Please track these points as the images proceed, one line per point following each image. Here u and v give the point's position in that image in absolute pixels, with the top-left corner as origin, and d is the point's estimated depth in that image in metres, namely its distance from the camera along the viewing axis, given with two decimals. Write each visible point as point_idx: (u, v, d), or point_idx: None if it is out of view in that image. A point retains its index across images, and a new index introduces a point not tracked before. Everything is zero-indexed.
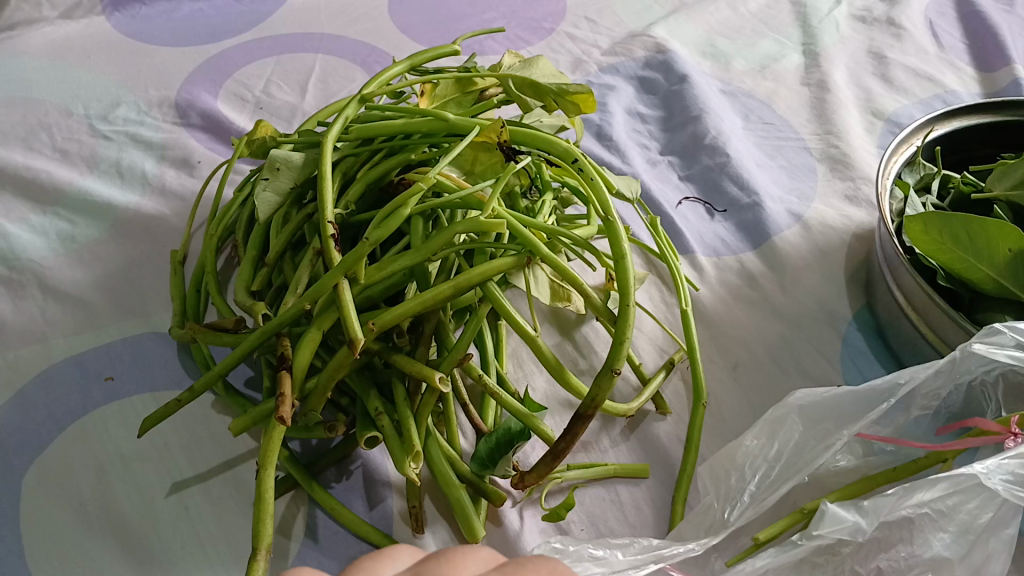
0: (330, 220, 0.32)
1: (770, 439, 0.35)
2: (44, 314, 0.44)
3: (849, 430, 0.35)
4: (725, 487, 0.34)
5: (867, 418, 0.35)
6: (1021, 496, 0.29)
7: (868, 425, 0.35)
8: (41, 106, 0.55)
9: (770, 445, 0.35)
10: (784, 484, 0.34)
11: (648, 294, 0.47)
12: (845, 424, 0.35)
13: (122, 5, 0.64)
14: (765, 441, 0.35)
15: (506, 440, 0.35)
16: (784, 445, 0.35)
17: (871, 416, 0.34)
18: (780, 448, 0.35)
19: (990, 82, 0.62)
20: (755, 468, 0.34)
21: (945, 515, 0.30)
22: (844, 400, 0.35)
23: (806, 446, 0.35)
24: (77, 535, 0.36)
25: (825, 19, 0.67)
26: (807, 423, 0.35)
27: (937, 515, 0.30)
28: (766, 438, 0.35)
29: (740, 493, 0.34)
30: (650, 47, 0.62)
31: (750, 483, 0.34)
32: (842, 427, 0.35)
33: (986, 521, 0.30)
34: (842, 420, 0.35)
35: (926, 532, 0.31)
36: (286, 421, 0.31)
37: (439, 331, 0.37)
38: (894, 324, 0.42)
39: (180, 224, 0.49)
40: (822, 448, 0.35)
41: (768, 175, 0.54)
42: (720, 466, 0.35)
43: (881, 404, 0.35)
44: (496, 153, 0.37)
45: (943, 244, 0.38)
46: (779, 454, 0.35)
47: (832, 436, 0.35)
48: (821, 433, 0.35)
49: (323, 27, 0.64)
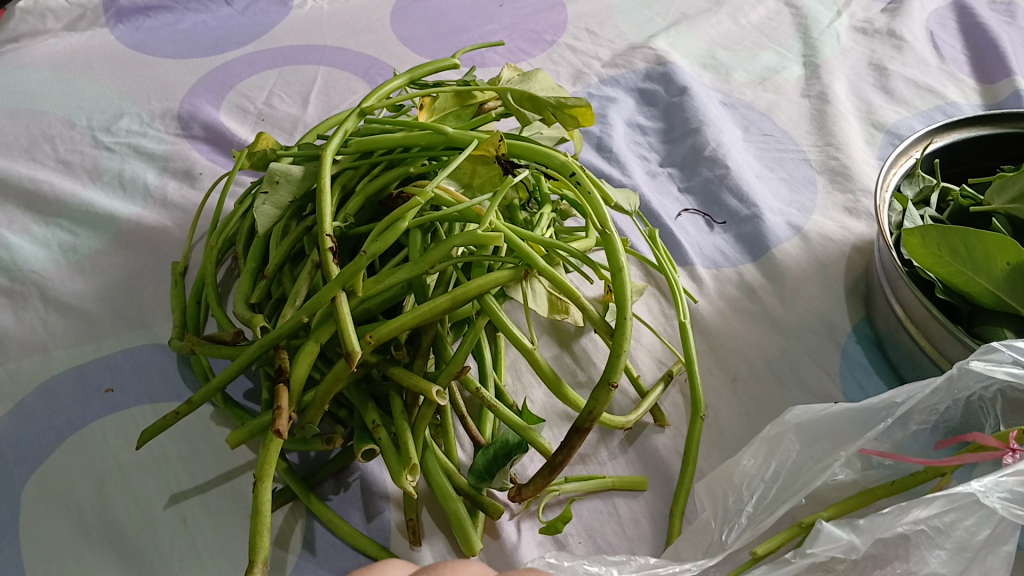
0: (329, 233, 0.32)
1: (767, 458, 0.35)
2: (45, 325, 0.45)
3: (847, 449, 0.35)
4: (723, 507, 0.34)
5: (865, 437, 0.34)
6: (1019, 515, 0.29)
7: (869, 441, 0.35)
8: (44, 117, 0.55)
9: (768, 464, 0.35)
10: (782, 505, 0.34)
11: (647, 306, 0.47)
12: (843, 444, 0.35)
13: (126, 16, 0.64)
14: (763, 460, 0.35)
15: (504, 453, 0.35)
16: (782, 464, 0.35)
17: (870, 434, 0.34)
18: (777, 467, 0.35)
19: (991, 94, 0.62)
20: (752, 488, 0.34)
21: (942, 532, 0.30)
22: (842, 418, 0.35)
23: (804, 466, 0.35)
24: (75, 547, 0.36)
25: (827, 30, 0.67)
26: (805, 441, 0.35)
27: (933, 532, 0.30)
28: (763, 457, 0.35)
29: (738, 514, 0.34)
30: (651, 59, 0.62)
31: (747, 503, 0.34)
32: (840, 447, 0.35)
33: (984, 538, 0.30)
34: (840, 439, 0.35)
35: (923, 549, 0.30)
36: (283, 434, 0.31)
37: (438, 343, 0.37)
38: (893, 337, 0.42)
39: (181, 236, 0.49)
40: (819, 469, 0.34)
41: (768, 187, 0.54)
42: (718, 485, 0.35)
43: (879, 423, 0.34)
44: (494, 166, 0.38)
45: (941, 257, 0.38)
46: (776, 474, 0.35)
47: (830, 456, 0.35)
48: (819, 452, 0.35)
49: (326, 39, 0.64)
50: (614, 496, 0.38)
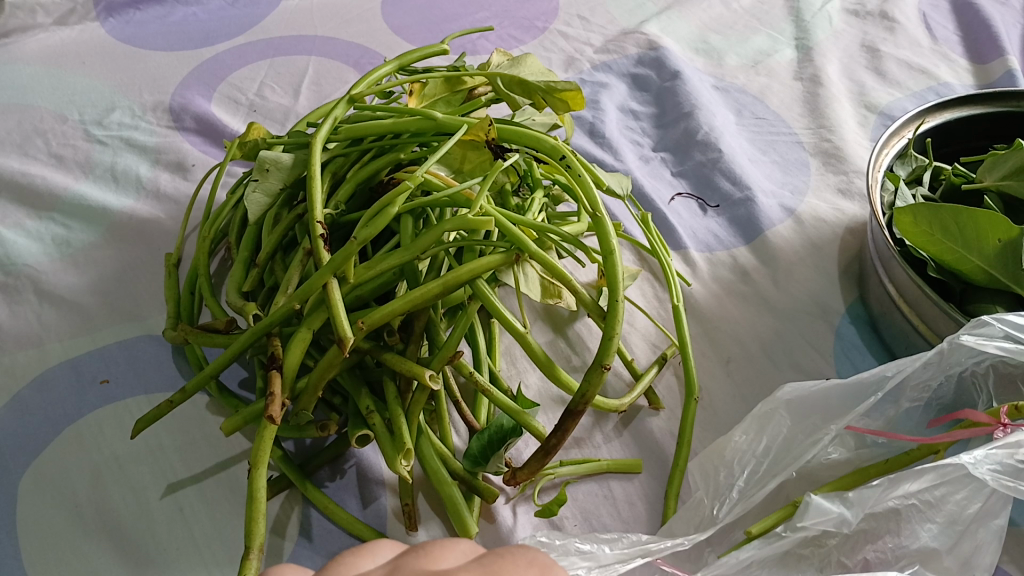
0: (319, 220, 0.32)
1: (758, 434, 0.35)
2: (40, 318, 0.45)
3: (837, 424, 0.35)
4: (714, 483, 0.34)
5: (855, 412, 0.34)
6: (1009, 486, 0.29)
7: (857, 418, 0.35)
8: (36, 112, 0.55)
9: (759, 440, 0.35)
10: (773, 477, 0.34)
11: (641, 290, 0.47)
12: (833, 419, 0.35)
13: (117, 10, 0.64)
14: (754, 436, 0.35)
15: (498, 438, 0.35)
16: (772, 439, 0.35)
17: (860, 409, 0.34)
18: (768, 443, 0.35)
19: (984, 74, 0.62)
20: (743, 463, 0.34)
21: (933, 506, 0.31)
22: (832, 394, 0.35)
23: (795, 441, 0.35)
24: (73, 538, 0.36)
25: (819, 13, 0.67)
26: (796, 417, 0.35)
27: (924, 506, 0.31)
28: (755, 433, 0.35)
29: (729, 489, 0.34)
30: (643, 44, 0.62)
31: (738, 478, 0.34)
32: (830, 421, 0.35)
33: (974, 511, 0.30)
34: (831, 415, 0.35)
35: (914, 523, 0.31)
36: (276, 420, 0.31)
37: (430, 329, 0.37)
38: (886, 317, 0.42)
39: (174, 227, 0.49)
40: (809, 443, 0.34)
41: (761, 169, 0.54)
42: (710, 462, 0.35)
43: (869, 398, 0.34)
44: (484, 151, 0.38)
45: (932, 235, 0.38)
46: (767, 449, 0.35)
47: (820, 431, 0.35)
48: (809, 427, 0.35)
49: (317, 29, 0.64)
50: (609, 478, 0.38)
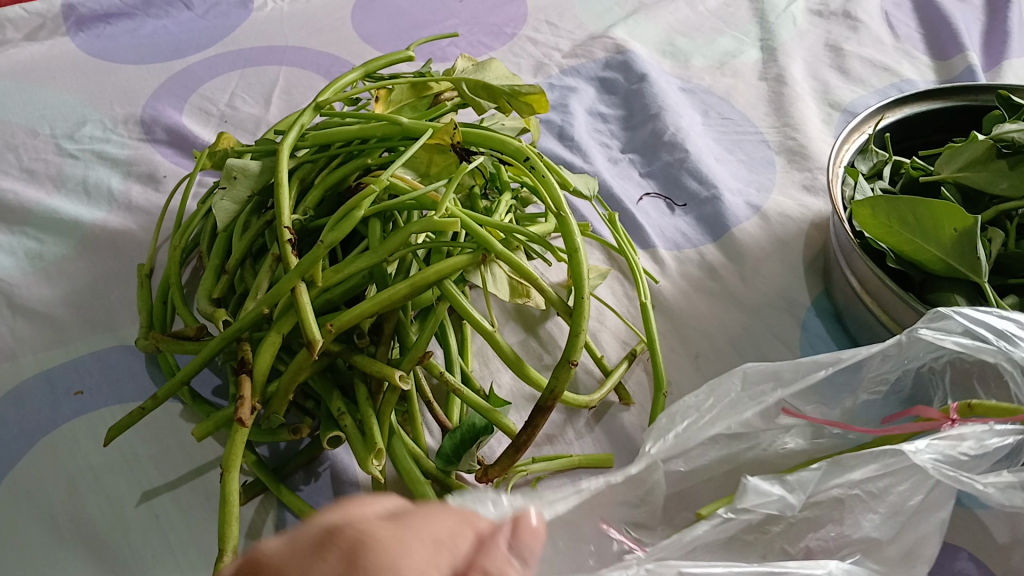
0: (286, 226, 0.33)
1: (706, 395, 0.35)
2: (13, 331, 0.45)
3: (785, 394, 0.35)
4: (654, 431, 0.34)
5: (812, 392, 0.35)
6: (950, 476, 0.30)
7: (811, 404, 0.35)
8: (7, 127, 0.55)
9: (706, 400, 0.35)
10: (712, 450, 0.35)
11: (610, 288, 0.48)
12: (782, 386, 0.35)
13: (86, 24, 0.64)
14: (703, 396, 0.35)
15: (470, 437, 0.35)
16: (719, 400, 0.35)
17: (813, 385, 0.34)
18: (714, 403, 0.35)
19: (945, 70, 0.63)
20: (685, 415, 0.34)
21: (879, 495, 0.32)
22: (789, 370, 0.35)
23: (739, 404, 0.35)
24: (48, 548, 0.36)
25: (784, 13, 0.68)
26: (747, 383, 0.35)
27: (867, 496, 0.32)
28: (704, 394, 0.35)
29: (667, 431, 0.33)
30: (610, 48, 0.63)
31: (677, 426, 0.34)
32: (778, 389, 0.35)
33: (916, 503, 0.31)
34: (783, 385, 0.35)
35: (858, 513, 0.32)
36: (246, 423, 0.32)
37: (400, 331, 0.38)
38: (850, 309, 0.43)
39: (146, 238, 0.50)
40: (753, 403, 0.35)
41: (727, 168, 0.55)
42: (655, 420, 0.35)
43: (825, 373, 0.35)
44: (450, 154, 0.38)
45: (891, 227, 0.39)
46: (711, 407, 0.34)
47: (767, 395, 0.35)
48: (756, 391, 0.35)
49: (287, 39, 0.64)
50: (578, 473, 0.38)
